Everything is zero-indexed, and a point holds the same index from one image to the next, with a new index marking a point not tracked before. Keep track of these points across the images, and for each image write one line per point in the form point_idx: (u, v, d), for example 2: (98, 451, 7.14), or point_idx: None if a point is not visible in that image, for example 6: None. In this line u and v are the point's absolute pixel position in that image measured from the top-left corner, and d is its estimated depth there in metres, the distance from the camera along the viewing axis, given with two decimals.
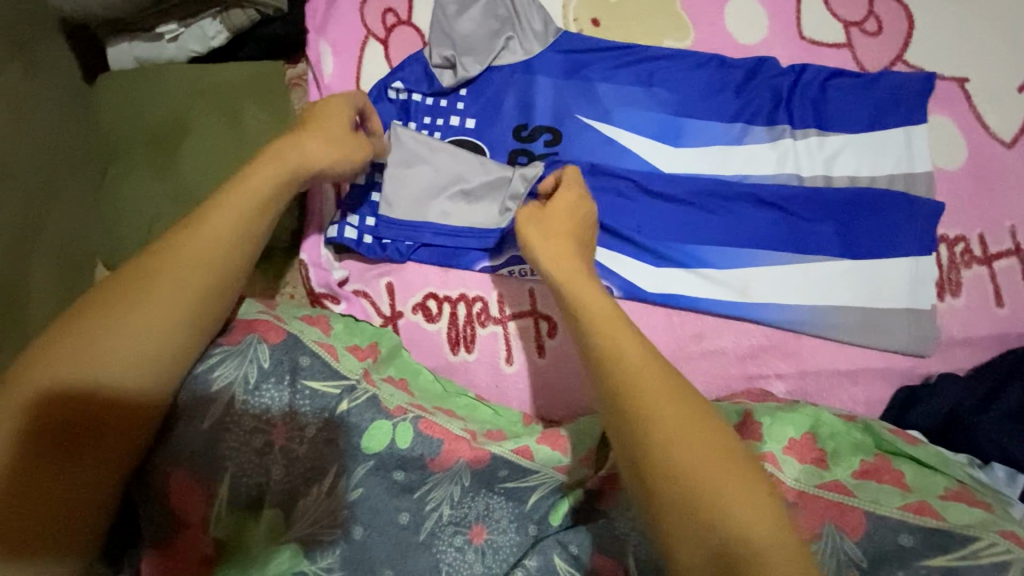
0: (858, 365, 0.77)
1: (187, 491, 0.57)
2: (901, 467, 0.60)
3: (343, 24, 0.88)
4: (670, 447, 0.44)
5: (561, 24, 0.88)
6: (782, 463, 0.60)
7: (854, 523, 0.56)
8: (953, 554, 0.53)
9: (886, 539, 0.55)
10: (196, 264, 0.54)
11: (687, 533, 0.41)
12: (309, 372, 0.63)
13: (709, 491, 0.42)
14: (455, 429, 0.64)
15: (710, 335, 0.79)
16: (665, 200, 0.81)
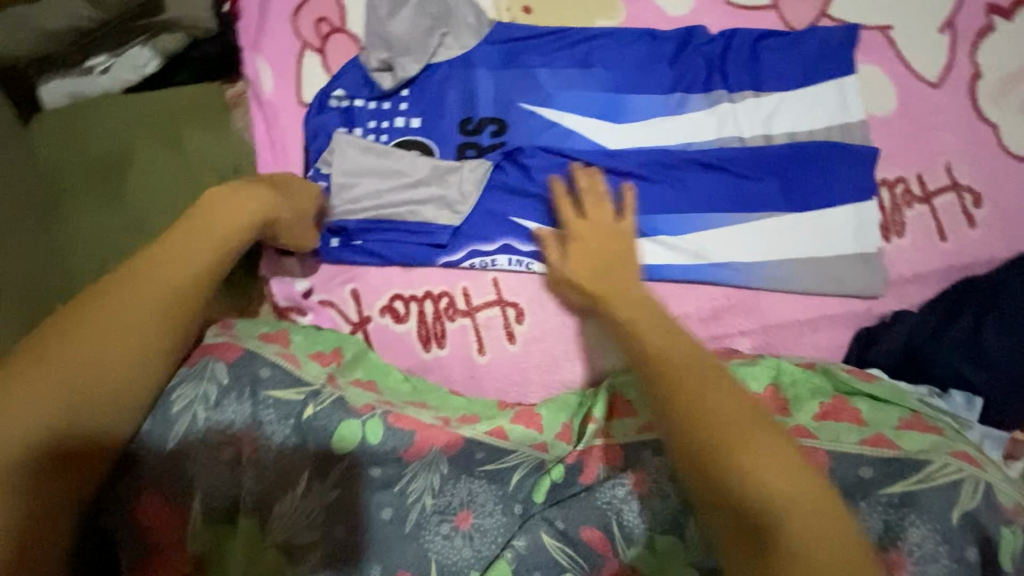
0: (816, 314, 0.79)
1: (163, 513, 0.58)
2: (857, 405, 0.63)
3: (278, 40, 0.88)
4: (709, 420, 0.49)
5: (493, 15, 0.89)
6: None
7: (817, 462, 0.58)
8: (911, 478, 0.55)
9: (847, 473, 0.57)
10: (149, 298, 0.56)
11: (722, 501, 0.46)
12: (269, 383, 0.65)
13: (741, 467, 0.46)
14: (426, 418, 0.67)
15: (672, 302, 0.80)
16: (615, 174, 0.82)
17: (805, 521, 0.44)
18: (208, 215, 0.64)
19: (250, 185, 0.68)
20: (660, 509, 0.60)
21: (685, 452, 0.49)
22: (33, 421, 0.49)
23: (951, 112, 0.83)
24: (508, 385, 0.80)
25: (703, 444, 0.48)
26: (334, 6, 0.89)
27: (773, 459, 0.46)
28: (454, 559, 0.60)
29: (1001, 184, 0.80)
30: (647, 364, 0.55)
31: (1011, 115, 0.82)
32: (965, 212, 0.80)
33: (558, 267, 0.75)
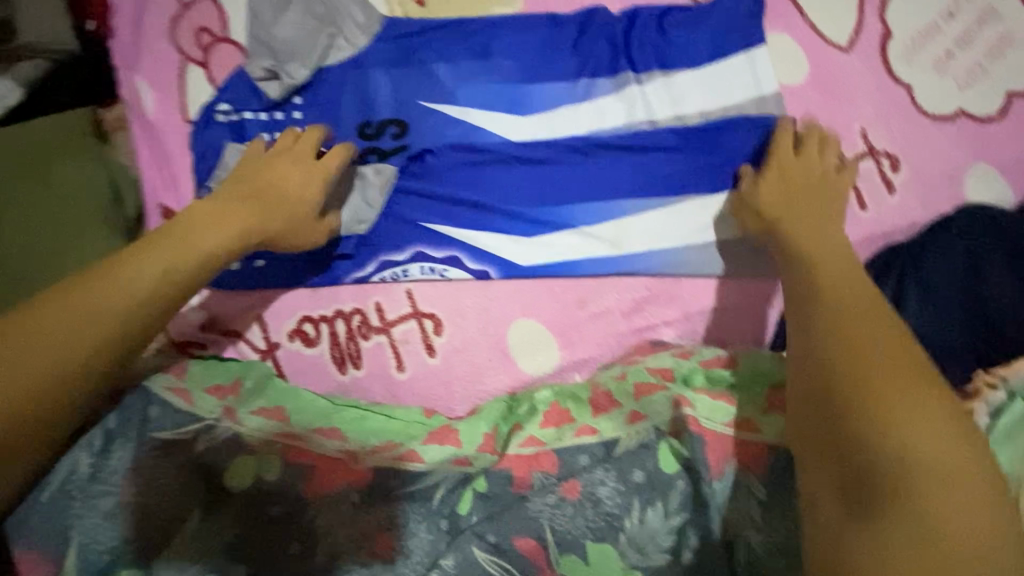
0: (739, 297, 0.77)
1: (34, 553, 0.59)
2: None
3: (156, 55, 0.83)
4: (873, 368, 0.52)
5: (385, 10, 0.84)
6: (694, 403, 0.63)
7: (757, 460, 0.59)
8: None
9: (785, 476, 0.58)
10: (107, 319, 0.55)
11: (866, 440, 0.49)
12: (156, 424, 0.63)
13: (891, 425, 0.48)
14: (331, 451, 0.63)
15: (593, 298, 0.77)
16: (524, 167, 0.80)
17: (926, 481, 0.46)
18: (217, 219, 0.65)
19: (242, 201, 0.68)
20: (594, 514, 0.59)
21: (817, 410, 0.53)
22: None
23: (863, 76, 0.81)
24: (431, 400, 0.76)
25: (834, 399, 0.52)
26: (213, 14, 0.83)
27: (942, 423, 0.48)
28: None
29: (917, 147, 0.78)
30: (823, 293, 0.61)
31: (924, 74, 0.80)
32: (883, 178, 0.78)
33: (745, 195, 0.75)
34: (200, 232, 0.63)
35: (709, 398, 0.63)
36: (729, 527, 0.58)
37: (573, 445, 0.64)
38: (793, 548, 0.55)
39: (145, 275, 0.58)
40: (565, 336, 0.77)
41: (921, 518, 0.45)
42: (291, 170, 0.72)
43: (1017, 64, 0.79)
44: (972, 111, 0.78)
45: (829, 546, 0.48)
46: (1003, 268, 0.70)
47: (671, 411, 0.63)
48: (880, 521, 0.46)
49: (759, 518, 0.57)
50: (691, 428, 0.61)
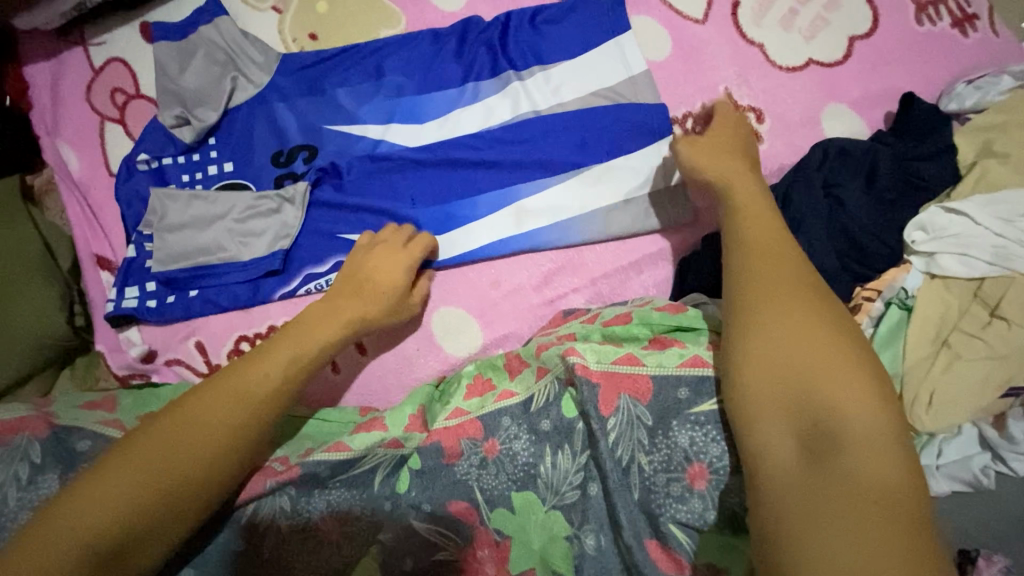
0: (638, 256, 0.84)
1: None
2: (677, 338, 0.71)
3: (76, 120, 0.89)
4: (779, 343, 0.55)
5: (282, 49, 0.92)
6: (582, 351, 0.68)
7: (643, 388, 0.66)
8: (714, 396, 0.64)
9: (668, 396, 0.66)
10: (261, 396, 0.61)
11: (797, 420, 0.51)
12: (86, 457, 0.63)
13: (836, 401, 0.50)
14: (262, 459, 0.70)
15: (505, 278, 0.83)
16: (429, 168, 0.85)
17: (857, 446, 0.48)
18: (307, 314, 0.71)
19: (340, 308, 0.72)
20: (512, 466, 0.67)
21: (771, 384, 0.53)
22: (187, 460, 0.55)
23: (721, 40, 0.88)
24: (369, 396, 0.82)
25: (783, 374, 0.53)
26: (126, 76, 0.90)
27: (857, 401, 0.50)
28: (319, 568, 0.64)
29: (777, 97, 0.86)
30: (756, 266, 0.61)
31: (772, 32, 0.88)
32: (752, 129, 0.85)
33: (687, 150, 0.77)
34: (309, 327, 0.69)
35: (596, 345, 0.70)
36: (625, 454, 0.64)
37: (495, 408, 0.71)
38: (674, 464, 0.63)
39: (280, 366, 0.64)
40: (485, 316, 0.83)
41: (850, 478, 0.46)
42: (381, 266, 0.76)
43: (852, 13, 0.88)
44: (820, 59, 0.87)
45: (786, 510, 0.47)
46: (857, 189, 0.77)
47: (563, 361, 0.69)
48: (827, 477, 0.46)
49: (646, 441, 0.64)
50: (579, 373, 0.66)
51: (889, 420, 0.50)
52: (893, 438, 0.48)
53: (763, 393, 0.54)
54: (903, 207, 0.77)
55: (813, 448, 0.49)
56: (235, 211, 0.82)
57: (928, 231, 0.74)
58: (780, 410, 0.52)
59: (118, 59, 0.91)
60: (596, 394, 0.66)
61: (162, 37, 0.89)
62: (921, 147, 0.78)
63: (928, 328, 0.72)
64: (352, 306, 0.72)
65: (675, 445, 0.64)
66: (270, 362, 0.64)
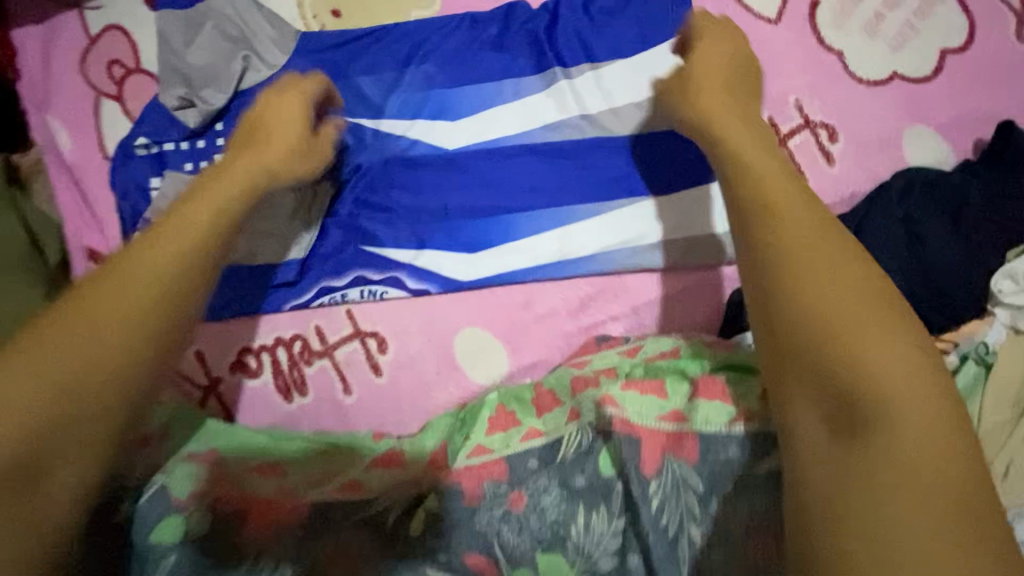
0: (688, 286, 0.75)
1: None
2: (722, 376, 0.62)
3: (67, 93, 0.80)
4: (803, 287, 0.44)
5: (300, 25, 0.81)
6: (622, 400, 0.62)
7: (690, 447, 0.59)
8: (770, 458, 0.58)
9: (719, 457, 0.59)
10: (150, 281, 0.47)
11: (833, 380, 0.42)
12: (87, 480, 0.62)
13: (880, 363, 0.41)
14: (265, 491, 0.63)
15: (538, 300, 0.75)
16: (462, 174, 0.77)
17: (921, 426, 0.39)
18: (198, 190, 0.55)
19: (235, 189, 0.56)
20: (540, 523, 0.60)
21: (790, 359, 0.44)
22: (48, 393, 0.42)
23: (796, 44, 0.78)
24: (382, 422, 0.75)
25: (805, 331, 0.43)
26: (125, 46, 0.81)
27: (910, 361, 0.41)
28: None
29: (854, 114, 0.77)
30: (755, 184, 0.50)
31: (854, 39, 0.78)
32: (821, 149, 0.76)
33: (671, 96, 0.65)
34: (204, 192, 0.54)
35: (638, 391, 0.62)
36: (672, 524, 0.57)
37: (521, 450, 0.65)
38: (731, 538, 0.56)
39: (169, 253, 0.48)
40: (512, 340, 0.75)
41: (908, 463, 0.38)
42: (274, 154, 0.62)
43: (945, 22, 0.78)
44: (906, 73, 0.77)
45: (829, 500, 0.40)
46: (941, 227, 0.68)
47: (597, 411, 0.63)
48: (872, 465, 0.39)
49: (697, 510, 0.57)
50: (618, 428, 0.60)
51: (944, 386, 0.41)
52: (943, 401, 0.40)
53: (781, 352, 0.44)
54: (991, 250, 0.68)
55: (860, 426, 0.40)
56: (258, 223, 0.75)
57: (1018, 281, 0.66)
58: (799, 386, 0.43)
59: (116, 26, 0.81)
60: (637, 450, 0.59)
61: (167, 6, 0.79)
62: (1015, 184, 0.69)
63: (1009, 390, 0.64)
64: (231, 183, 0.56)
65: (731, 517, 0.56)
66: (150, 245, 0.48)
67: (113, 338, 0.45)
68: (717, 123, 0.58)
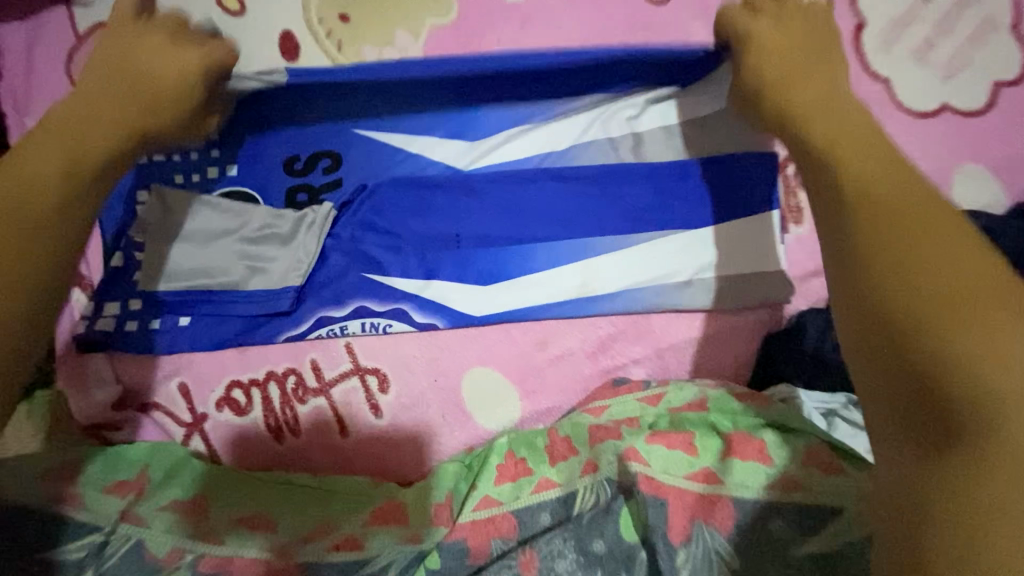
0: (720, 331, 0.69)
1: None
2: (763, 437, 0.55)
3: (49, 94, 0.74)
4: (905, 277, 0.35)
5: (304, 30, 0.75)
6: (648, 454, 0.56)
7: (723, 515, 0.52)
8: (819, 533, 0.50)
9: (758, 529, 0.51)
10: (49, 173, 0.44)
11: (926, 404, 0.33)
12: (43, 540, 0.53)
13: (954, 324, 0.32)
14: (251, 551, 0.56)
15: (554, 340, 0.69)
16: (474, 197, 0.71)
17: (1014, 414, 0.30)
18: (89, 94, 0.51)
19: (106, 102, 0.51)
20: None
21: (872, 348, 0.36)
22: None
23: None
24: (379, 468, 0.68)
25: (883, 324, 0.35)
26: None
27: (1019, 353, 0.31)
28: None
29: (900, 147, 0.71)
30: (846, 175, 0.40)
31: (902, 66, 0.73)
32: None
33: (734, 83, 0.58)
34: (96, 91, 0.52)
35: (666, 449, 0.56)
36: None
37: (532, 503, 0.61)
38: None
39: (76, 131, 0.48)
40: (524, 382, 0.69)
41: (1010, 442, 0.30)
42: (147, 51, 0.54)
43: (1000, 51, 0.72)
44: (958, 105, 0.71)
45: (919, 525, 0.32)
46: None
47: (619, 463, 0.57)
48: (959, 464, 0.31)
49: None
50: (642, 486, 0.54)
51: None
52: None
53: (867, 382, 0.36)
54: None
55: (936, 405, 0.32)
56: (252, 249, 0.69)
57: None
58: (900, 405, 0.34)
59: (105, 24, 0.74)
60: (664, 515, 0.53)
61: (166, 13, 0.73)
62: None
63: None
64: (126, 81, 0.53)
65: None
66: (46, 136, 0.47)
67: (22, 225, 0.41)
68: (787, 115, 0.50)
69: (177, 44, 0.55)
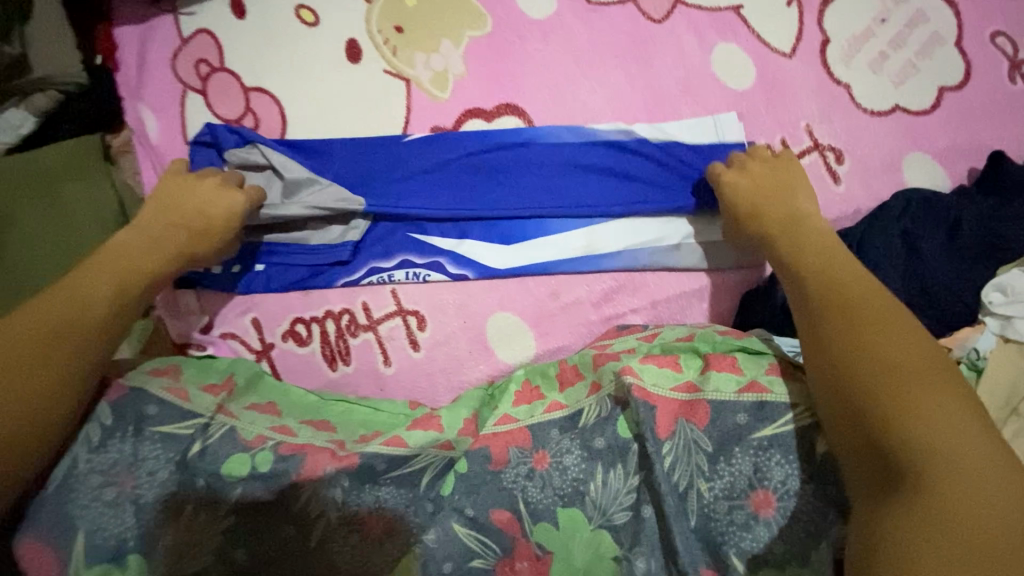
0: (703, 285, 0.83)
1: (39, 553, 0.56)
2: (733, 354, 0.66)
3: (157, 85, 0.90)
4: (863, 359, 0.54)
5: (365, 37, 0.91)
6: (641, 371, 0.67)
7: (701, 413, 0.63)
8: (777, 422, 0.61)
9: (727, 422, 0.62)
10: (98, 305, 0.61)
11: (881, 465, 0.49)
12: (157, 419, 0.64)
13: (904, 414, 0.49)
14: (319, 442, 0.67)
15: (565, 290, 0.83)
16: (497, 169, 0.84)
17: (915, 407, 0.49)
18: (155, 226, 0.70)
19: (164, 231, 0.71)
20: (561, 480, 0.65)
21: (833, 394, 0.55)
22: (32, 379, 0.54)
23: (808, 77, 0.88)
24: (416, 392, 0.82)
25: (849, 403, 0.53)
26: (211, 47, 0.91)
27: (913, 350, 0.53)
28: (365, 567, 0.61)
29: (858, 139, 0.86)
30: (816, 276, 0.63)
31: (860, 74, 0.87)
32: (829, 169, 0.85)
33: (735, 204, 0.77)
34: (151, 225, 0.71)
35: (655, 367, 0.67)
36: (683, 480, 0.61)
37: (544, 419, 0.71)
38: (736, 492, 0.60)
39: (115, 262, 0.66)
40: (539, 325, 0.82)
41: (941, 485, 0.46)
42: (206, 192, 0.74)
43: (943, 62, 0.87)
44: (907, 105, 0.86)
45: (869, 511, 0.49)
46: (935, 242, 0.76)
47: (618, 380, 0.67)
48: (913, 509, 0.46)
49: (706, 468, 0.62)
50: (636, 394, 0.64)
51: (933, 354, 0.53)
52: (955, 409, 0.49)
53: (825, 386, 0.55)
54: (982, 266, 0.75)
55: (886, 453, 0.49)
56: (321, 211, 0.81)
57: (1007, 293, 0.71)
58: (844, 423, 0.53)
59: (205, 29, 0.91)
60: (654, 416, 0.64)
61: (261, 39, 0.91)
62: (1007, 207, 0.76)
63: (997, 394, 0.67)
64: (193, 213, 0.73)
65: (738, 472, 0.61)
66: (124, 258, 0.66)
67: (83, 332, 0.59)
68: (761, 218, 0.72)
69: (230, 190, 0.74)
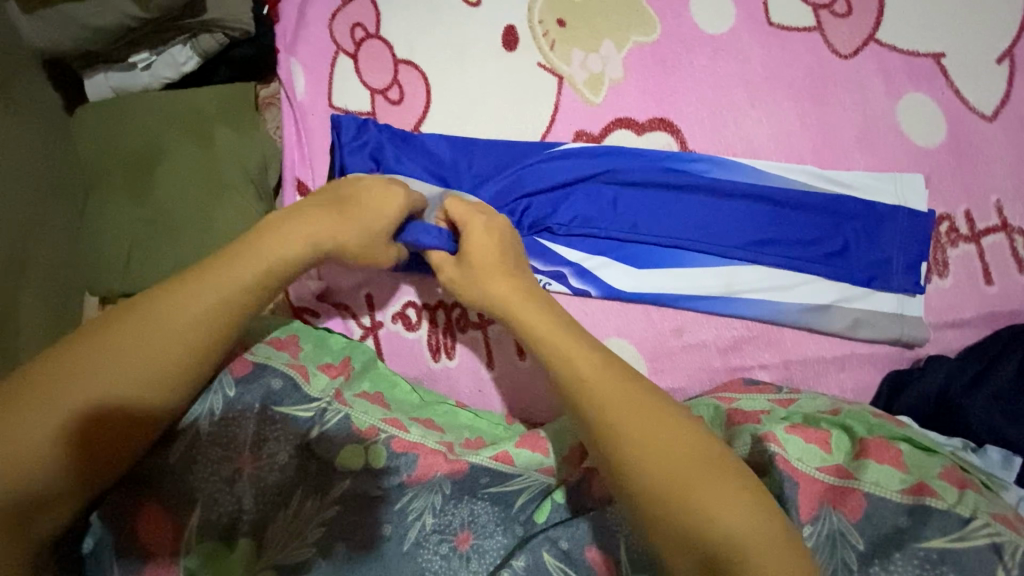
0: (844, 353, 0.76)
1: (156, 519, 0.57)
2: (898, 446, 0.58)
3: (312, 42, 0.87)
4: (673, 488, 0.48)
5: (526, 26, 0.87)
6: (784, 442, 0.59)
7: (854, 504, 0.55)
8: (949, 534, 0.52)
9: (885, 521, 0.54)
10: (191, 308, 0.54)
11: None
12: (280, 397, 0.64)
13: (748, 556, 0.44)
14: (431, 442, 0.65)
15: (690, 329, 0.78)
16: (643, 190, 0.79)
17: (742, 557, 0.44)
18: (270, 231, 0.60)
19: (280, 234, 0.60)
20: None
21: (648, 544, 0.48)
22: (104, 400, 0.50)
23: (1007, 149, 0.79)
24: (516, 402, 0.79)
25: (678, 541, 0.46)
26: (370, 12, 0.88)
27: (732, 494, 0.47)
28: None
29: None
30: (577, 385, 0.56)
31: None
32: (1015, 254, 0.77)
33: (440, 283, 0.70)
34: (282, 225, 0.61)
35: (802, 439, 0.59)
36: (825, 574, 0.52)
37: None
38: None
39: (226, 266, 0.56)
40: (657, 360, 0.78)
41: None
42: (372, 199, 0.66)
43: None
44: None
45: None
46: None
47: (755, 444, 0.59)
48: None
49: (855, 568, 0.52)
50: (781, 466, 0.56)
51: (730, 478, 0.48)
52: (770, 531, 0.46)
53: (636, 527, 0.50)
54: None
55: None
56: None
57: None
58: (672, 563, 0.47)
59: None
60: (796, 493, 0.56)
61: (420, 14, 0.88)
62: None
63: None
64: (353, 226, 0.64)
65: None
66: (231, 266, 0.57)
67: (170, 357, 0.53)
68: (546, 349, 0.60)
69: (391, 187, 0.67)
